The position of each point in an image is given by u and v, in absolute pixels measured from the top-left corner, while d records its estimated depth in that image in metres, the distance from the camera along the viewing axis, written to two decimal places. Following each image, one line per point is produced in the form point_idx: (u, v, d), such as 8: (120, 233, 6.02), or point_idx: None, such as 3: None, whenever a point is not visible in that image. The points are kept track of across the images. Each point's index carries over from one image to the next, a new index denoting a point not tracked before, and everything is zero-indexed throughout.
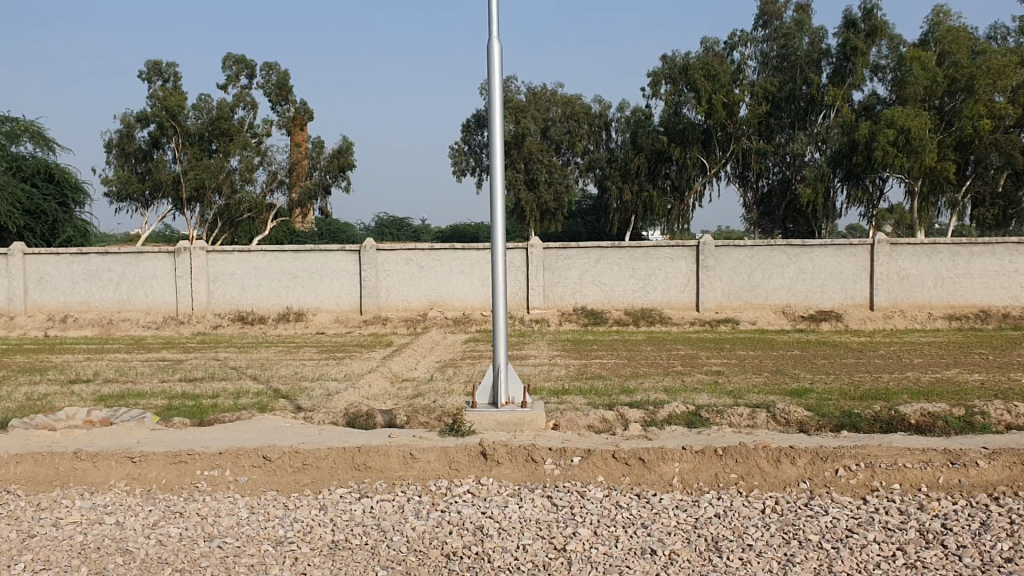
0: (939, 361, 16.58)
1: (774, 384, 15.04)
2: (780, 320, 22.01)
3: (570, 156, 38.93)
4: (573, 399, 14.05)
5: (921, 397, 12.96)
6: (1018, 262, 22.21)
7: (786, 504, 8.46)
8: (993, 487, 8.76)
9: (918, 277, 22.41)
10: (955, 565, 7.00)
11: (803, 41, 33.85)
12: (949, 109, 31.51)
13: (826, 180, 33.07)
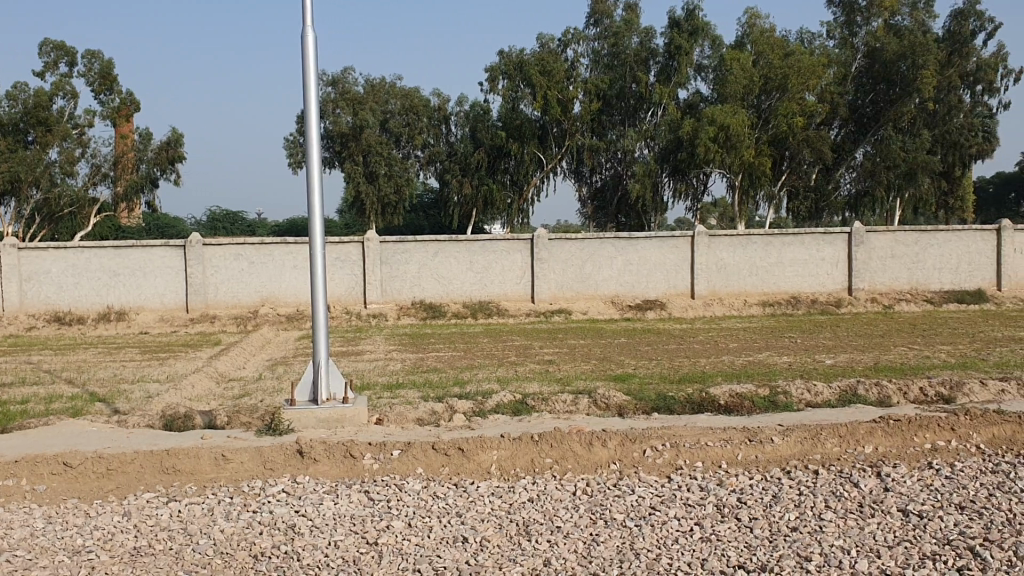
0: (753, 345, 17.56)
1: (600, 371, 15.53)
2: (610, 310, 22.68)
3: (410, 149, 38.67)
4: (403, 393, 13.98)
5: (732, 380, 13.69)
6: (825, 251, 23.79)
7: (596, 486, 8.67)
8: (786, 462, 9.09)
9: (735, 266, 23.61)
10: (746, 536, 7.17)
11: (632, 40, 34.86)
12: (766, 107, 33.32)
13: (654, 176, 34.35)
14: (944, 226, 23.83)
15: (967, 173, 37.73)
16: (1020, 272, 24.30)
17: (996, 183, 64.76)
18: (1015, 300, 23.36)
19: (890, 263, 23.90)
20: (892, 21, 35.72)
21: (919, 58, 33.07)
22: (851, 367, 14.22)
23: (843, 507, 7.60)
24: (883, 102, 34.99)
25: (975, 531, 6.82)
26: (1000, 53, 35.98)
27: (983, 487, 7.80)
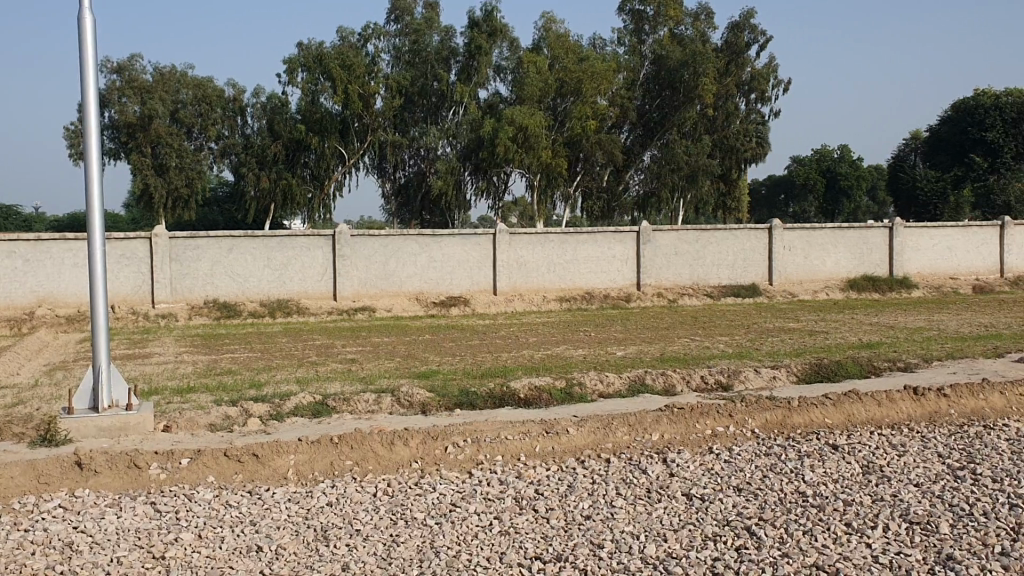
0: (551, 339, 18.09)
1: (403, 368, 15.49)
2: (413, 307, 22.64)
3: (203, 141, 36.97)
4: (194, 397, 13.33)
5: (532, 373, 14.04)
6: (617, 249, 24.84)
7: (397, 485, 8.39)
8: (581, 451, 8.97)
9: (534, 263, 24.17)
10: (542, 528, 6.81)
11: (432, 38, 35.04)
12: (561, 109, 34.43)
13: (455, 173, 34.62)
14: (722, 225, 25.40)
15: (743, 177, 40.40)
16: (788, 268, 26.08)
17: (768, 184, 70.18)
18: (785, 294, 25.22)
19: (674, 260, 25.23)
20: (677, 30, 37.78)
21: (698, 66, 35.17)
22: (639, 358, 14.89)
23: (632, 493, 7.26)
24: (668, 109, 36.90)
25: (752, 511, 6.30)
26: (771, 65, 38.90)
27: (758, 469, 7.46)
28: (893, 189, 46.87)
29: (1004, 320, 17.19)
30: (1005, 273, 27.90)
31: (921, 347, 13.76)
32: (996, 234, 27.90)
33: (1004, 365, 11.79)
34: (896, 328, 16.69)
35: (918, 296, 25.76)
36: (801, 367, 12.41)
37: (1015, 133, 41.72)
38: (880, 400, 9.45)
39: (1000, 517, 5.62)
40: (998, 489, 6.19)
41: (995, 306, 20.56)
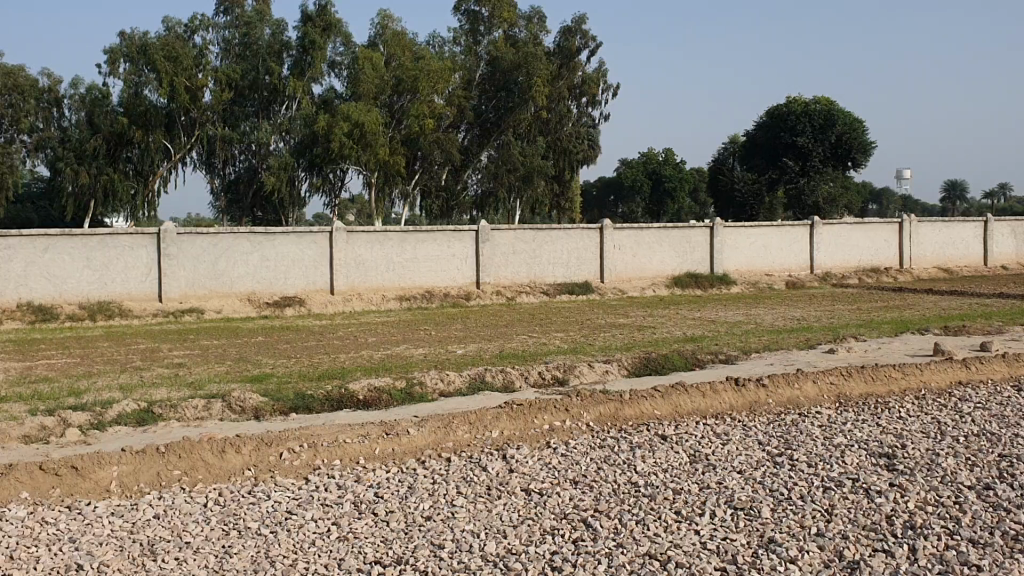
0: (389, 338, 17.91)
1: (235, 372, 14.93)
2: (246, 307, 21.77)
3: (14, 133, 34.38)
4: (5, 408, 12.34)
5: (370, 373, 13.85)
6: (455, 247, 24.91)
7: (229, 494, 7.95)
8: (421, 451, 8.83)
9: (371, 261, 23.86)
10: (383, 531, 6.57)
11: (264, 31, 34.06)
12: (398, 107, 34.18)
13: (289, 169, 33.76)
14: (557, 225, 25.92)
15: (576, 178, 41.34)
16: (619, 267, 26.92)
17: (598, 186, 72.33)
18: (616, 291, 26.00)
19: (512, 259, 25.52)
20: (511, 32, 38.31)
21: (531, 66, 35.80)
22: (478, 356, 14.97)
23: (473, 492, 7.11)
24: (503, 109, 37.22)
25: (588, 503, 6.39)
26: (601, 69, 40.03)
27: (593, 461, 7.59)
28: (715, 190, 49.37)
29: (813, 314, 18.39)
30: (815, 269, 29.83)
31: (741, 340, 14.49)
32: (806, 233, 29.82)
33: (816, 356, 12.57)
34: (718, 322, 17.52)
35: (738, 292, 27.16)
36: (631, 361, 12.81)
37: (823, 139, 44.39)
38: (704, 391, 9.78)
39: (815, 499, 5.92)
40: (812, 473, 6.57)
41: (807, 299, 21.95)
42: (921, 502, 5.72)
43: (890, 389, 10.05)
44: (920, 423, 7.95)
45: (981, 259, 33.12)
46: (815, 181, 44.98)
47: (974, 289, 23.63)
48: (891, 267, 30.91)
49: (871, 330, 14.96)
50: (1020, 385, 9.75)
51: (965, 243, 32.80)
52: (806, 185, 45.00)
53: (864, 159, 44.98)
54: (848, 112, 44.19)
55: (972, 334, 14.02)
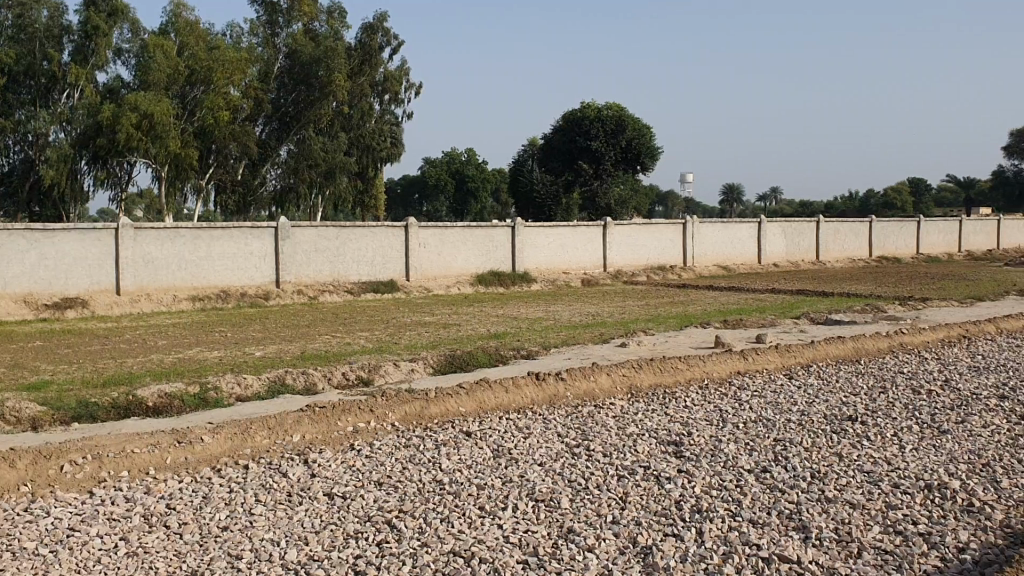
0: (183, 341, 17.07)
1: (9, 380, 13.74)
2: (22, 310, 19.96)
3: None
4: None
5: (163, 378, 13.15)
6: (253, 245, 24.02)
7: (2, 514, 7.20)
8: (217, 459, 8.38)
9: (163, 260, 22.47)
10: (177, 544, 6.16)
11: (41, 13, 31.46)
12: (191, 98, 32.56)
13: (70, 161, 31.44)
14: (359, 223, 25.59)
15: (379, 175, 41.09)
16: (423, 265, 26.93)
17: (403, 184, 72.29)
18: (420, 289, 25.97)
19: (313, 257, 24.97)
20: (311, 27, 37.50)
21: (331, 62, 35.43)
22: (279, 357, 14.56)
23: (272, 499, 6.87)
24: (303, 103, 36.36)
25: (392, 504, 6.34)
26: (403, 67, 39.93)
27: (398, 461, 7.54)
28: (514, 190, 50.07)
29: (608, 309, 19.19)
30: (608, 267, 31.06)
31: (540, 335, 14.89)
32: (600, 232, 31.00)
33: (610, 350, 13.09)
34: (519, 318, 17.94)
35: (537, 289, 27.88)
36: (436, 359, 12.85)
37: (616, 144, 46.60)
38: (507, 387, 9.96)
39: (610, 488, 6.15)
40: (608, 462, 6.82)
41: (602, 296, 22.82)
42: (707, 487, 6.06)
43: (677, 379, 10.53)
44: (705, 411, 8.44)
45: (757, 257, 35.65)
46: (607, 185, 46.76)
47: (752, 285, 25.38)
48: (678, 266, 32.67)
49: (660, 324, 15.80)
50: (792, 374, 10.53)
51: (742, 242, 35.15)
52: (599, 188, 46.86)
53: (652, 164, 47.65)
54: (637, 119, 46.79)
55: (749, 327, 15.07)
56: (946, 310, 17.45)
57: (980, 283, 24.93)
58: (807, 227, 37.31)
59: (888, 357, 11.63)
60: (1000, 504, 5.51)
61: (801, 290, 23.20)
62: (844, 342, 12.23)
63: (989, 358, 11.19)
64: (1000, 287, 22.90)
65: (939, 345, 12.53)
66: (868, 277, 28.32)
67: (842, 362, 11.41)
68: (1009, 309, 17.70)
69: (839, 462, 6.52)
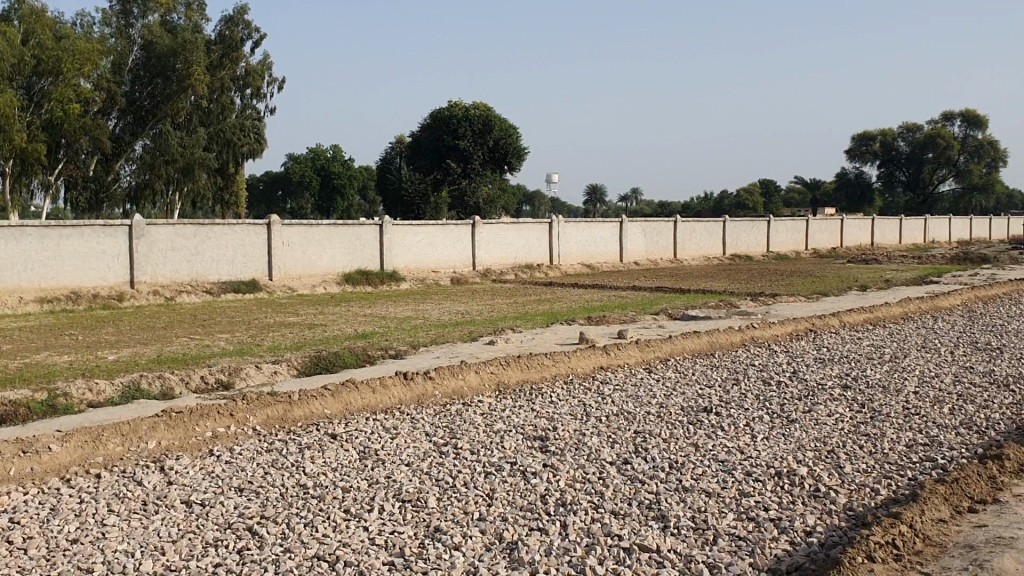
0: (30, 345, 16.13)
1: None
2: None
3: None
4: None
5: (6, 386, 12.37)
6: (105, 243, 22.85)
7: None
8: (66, 469, 7.90)
9: (7, 260, 21.04)
10: (19, 561, 5.66)
11: None
12: (37, 89, 30.83)
13: None
14: (219, 221, 24.77)
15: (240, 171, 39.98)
16: (288, 264, 26.31)
17: (266, 181, 70.73)
18: (284, 289, 25.32)
19: (171, 257, 24.00)
20: (169, 18, 36.21)
21: (189, 55, 34.15)
22: (134, 361, 13.96)
23: (125, 509, 6.55)
24: (160, 97, 35.04)
25: (254, 510, 6.16)
26: (265, 61, 38.98)
27: (260, 466, 7.35)
28: (385, 190, 49.90)
29: (475, 307, 19.27)
30: (477, 266, 31.19)
31: (407, 335, 14.82)
32: (469, 232, 31.11)
33: (479, 347, 13.16)
34: (387, 317, 17.82)
35: (406, 288, 27.73)
36: (301, 360, 12.60)
37: (483, 143, 46.93)
38: (374, 387, 9.85)
39: (477, 485, 6.17)
40: (475, 459, 6.85)
41: (469, 295, 22.89)
42: (571, 480, 6.17)
43: (543, 375, 10.66)
44: (569, 406, 8.59)
45: (620, 255, 36.51)
46: (476, 184, 46.89)
47: (615, 283, 25.97)
48: (544, 265, 33.11)
49: (527, 321, 15.99)
50: (652, 368, 10.84)
51: (606, 241, 35.89)
52: (468, 186, 46.82)
53: (520, 163, 48.14)
54: (504, 118, 47.05)
55: (612, 323, 15.42)
56: (793, 305, 18.34)
57: (827, 279, 26.26)
58: (666, 227, 38.51)
59: (741, 350, 12.11)
60: (844, 488, 5.83)
61: (661, 287, 23.97)
62: (701, 337, 12.67)
63: (832, 350, 11.82)
64: (842, 283, 24.10)
65: (787, 339, 13.15)
66: (722, 274, 29.45)
67: (699, 356, 11.82)
68: (850, 303, 18.75)
69: (696, 452, 6.75)
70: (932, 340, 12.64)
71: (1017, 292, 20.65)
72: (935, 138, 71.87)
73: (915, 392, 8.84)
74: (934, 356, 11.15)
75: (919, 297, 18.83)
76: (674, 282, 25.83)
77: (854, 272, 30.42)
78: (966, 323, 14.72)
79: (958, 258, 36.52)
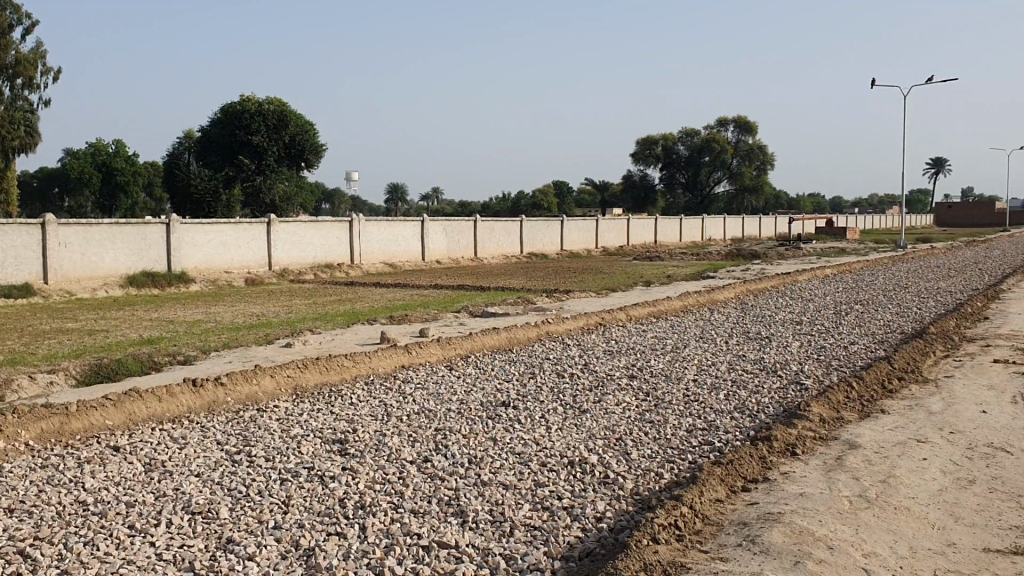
0: None
1: None
2: None
3: None
4: None
5: None
6: None
7: None
8: None
9: None
10: None
11: None
12: None
13: None
14: None
15: (10, 167, 37.08)
16: (65, 267, 24.16)
17: (41, 178, 65.92)
18: (62, 293, 23.45)
19: None
20: None
21: None
22: None
23: None
24: None
25: (26, 531, 5.70)
26: (38, 50, 36.36)
27: (32, 484, 6.80)
28: (167, 182, 46.99)
29: (271, 309, 18.78)
30: (273, 266, 30.20)
31: (199, 339, 14.23)
32: (264, 230, 30.03)
33: (276, 350, 12.85)
34: (176, 321, 17.04)
35: (197, 291, 26.35)
36: (80, 369, 11.79)
37: (277, 139, 46.04)
38: (161, 396, 9.34)
39: (273, 493, 6.01)
40: (269, 466, 6.68)
41: (265, 296, 22.29)
42: (370, 482, 6.13)
43: (342, 377, 10.52)
44: (369, 407, 8.54)
45: (420, 254, 36.57)
46: (272, 180, 46.01)
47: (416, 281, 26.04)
48: (343, 264, 32.56)
49: (327, 322, 15.75)
50: (453, 365, 10.95)
51: (406, 240, 35.82)
52: (262, 184, 45.85)
53: (316, 159, 47.78)
54: (299, 114, 46.39)
55: (413, 322, 15.42)
56: (586, 301, 19.04)
57: (615, 276, 27.44)
58: (466, 227, 38.93)
59: (537, 346, 12.45)
60: (632, 473, 6.10)
61: (461, 286, 24.29)
62: (500, 333, 12.94)
63: (621, 343, 12.38)
64: (632, 280, 25.25)
65: (579, 332, 13.63)
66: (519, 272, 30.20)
67: (498, 352, 12.04)
68: (637, 298, 19.69)
69: (493, 446, 6.88)
70: (709, 331, 13.49)
71: (784, 285, 22.40)
72: (711, 143, 76.56)
73: (694, 380, 9.41)
74: (710, 346, 11.91)
75: (697, 292, 20.08)
76: (474, 280, 26.21)
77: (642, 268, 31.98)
78: (739, 315, 15.80)
79: (734, 253, 39.28)
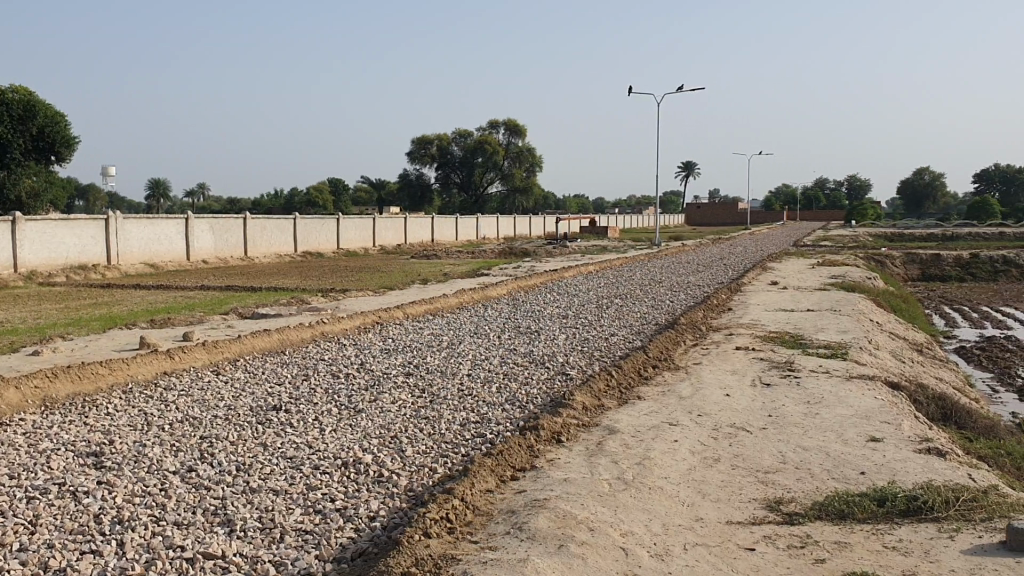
0: None
1: None
2: None
3: None
4: None
5: None
6: None
7: None
8: None
9: None
10: None
11: None
12: None
13: None
14: None
15: None
16: None
17: None
18: None
19: None
20: None
21: None
22: None
23: None
24: None
25: None
26: None
27: None
28: None
29: (18, 314, 17.34)
30: (19, 268, 27.75)
31: None
32: (8, 227, 27.44)
33: (19, 359, 11.87)
34: None
35: None
36: None
37: (24, 131, 42.37)
38: None
39: (18, 512, 5.57)
40: (14, 484, 6.18)
41: (11, 300, 20.48)
42: (129, 496, 5.82)
43: (98, 386, 9.89)
44: (128, 417, 8.09)
45: (185, 253, 34.90)
46: (16, 176, 42.35)
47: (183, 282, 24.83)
48: (98, 265, 30.41)
49: (80, 328, 14.73)
50: (220, 369, 10.57)
51: (170, 239, 34.09)
52: (6, 179, 42.01)
53: (68, 152, 44.70)
54: (49, 105, 42.95)
55: (176, 326, 14.75)
56: (361, 300, 18.95)
57: (394, 274, 27.43)
58: (236, 225, 37.61)
59: (310, 346, 12.26)
60: (404, 470, 6.17)
61: (232, 287, 23.40)
62: (269, 335, 12.63)
63: (395, 340, 12.44)
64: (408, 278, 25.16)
65: (355, 332, 13.57)
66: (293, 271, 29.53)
67: (268, 355, 11.73)
68: (408, 296, 19.82)
69: (263, 451, 6.73)
70: (482, 326, 13.82)
71: (551, 281, 23.27)
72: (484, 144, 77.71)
73: (466, 375, 9.63)
74: (482, 341, 12.20)
75: (467, 290, 20.52)
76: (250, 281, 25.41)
77: (422, 265, 32.13)
78: (511, 309, 16.29)
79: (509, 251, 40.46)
